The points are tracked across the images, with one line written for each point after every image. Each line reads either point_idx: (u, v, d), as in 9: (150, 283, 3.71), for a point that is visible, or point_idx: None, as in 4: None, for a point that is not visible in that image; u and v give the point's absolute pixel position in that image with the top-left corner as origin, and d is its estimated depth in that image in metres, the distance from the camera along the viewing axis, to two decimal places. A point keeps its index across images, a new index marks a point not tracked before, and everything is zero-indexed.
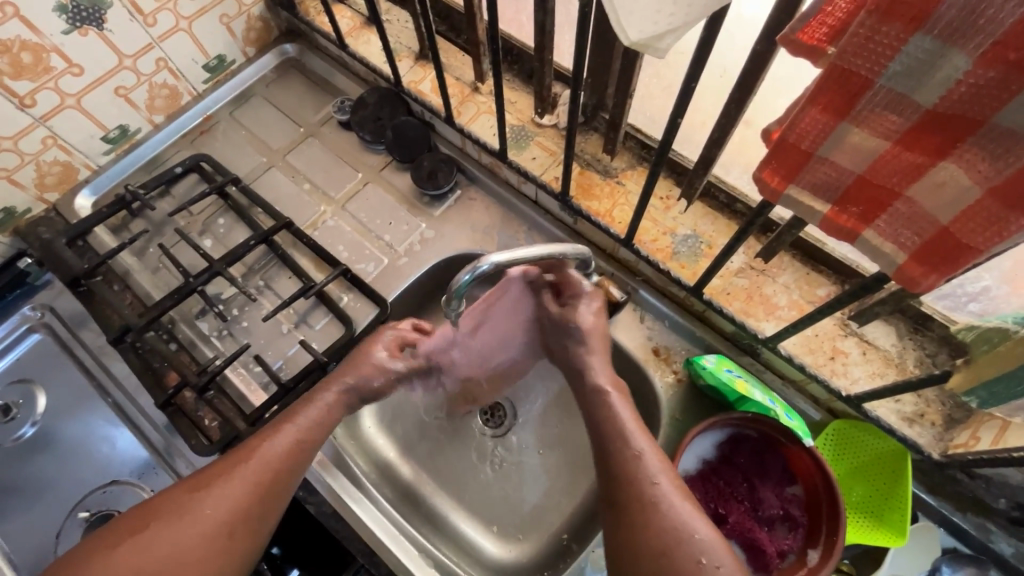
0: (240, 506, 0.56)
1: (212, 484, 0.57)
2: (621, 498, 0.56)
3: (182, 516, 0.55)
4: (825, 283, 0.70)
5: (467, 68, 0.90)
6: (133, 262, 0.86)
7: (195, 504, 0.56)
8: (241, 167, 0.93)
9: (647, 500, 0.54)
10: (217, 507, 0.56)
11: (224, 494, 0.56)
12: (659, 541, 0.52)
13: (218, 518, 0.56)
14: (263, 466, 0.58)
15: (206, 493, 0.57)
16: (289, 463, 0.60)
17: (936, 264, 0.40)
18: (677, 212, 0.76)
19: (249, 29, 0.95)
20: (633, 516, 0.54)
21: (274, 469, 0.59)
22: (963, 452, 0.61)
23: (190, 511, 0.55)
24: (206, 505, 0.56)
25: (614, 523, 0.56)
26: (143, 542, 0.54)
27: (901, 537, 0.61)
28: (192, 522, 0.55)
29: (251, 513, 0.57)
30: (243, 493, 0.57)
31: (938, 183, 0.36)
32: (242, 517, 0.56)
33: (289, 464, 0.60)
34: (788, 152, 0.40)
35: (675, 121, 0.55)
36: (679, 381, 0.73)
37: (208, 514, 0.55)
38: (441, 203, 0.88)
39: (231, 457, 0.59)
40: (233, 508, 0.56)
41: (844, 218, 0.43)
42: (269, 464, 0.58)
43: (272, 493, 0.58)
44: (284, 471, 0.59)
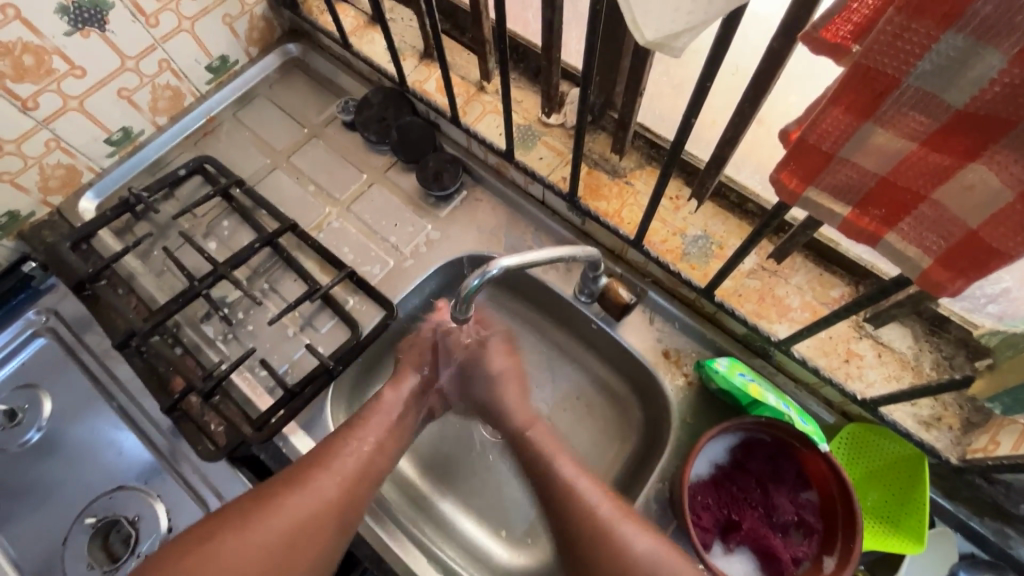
0: (309, 519, 0.57)
1: (282, 495, 0.57)
2: (577, 532, 0.58)
3: (251, 524, 0.55)
4: (839, 284, 0.69)
5: (472, 67, 0.89)
6: (137, 265, 0.86)
7: (264, 515, 0.56)
8: (245, 169, 0.92)
9: (597, 529, 0.58)
10: (287, 518, 0.56)
11: (294, 505, 0.57)
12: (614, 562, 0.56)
13: (286, 530, 0.56)
14: (333, 478, 0.59)
15: (277, 502, 0.57)
16: (358, 478, 0.60)
17: (962, 268, 0.39)
18: (687, 212, 0.74)
19: (252, 29, 0.94)
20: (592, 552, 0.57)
21: (344, 482, 0.59)
22: (981, 457, 0.60)
23: (269, 517, 0.56)
24: (276, 516, 0.56)
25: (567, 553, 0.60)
26: (208, 552, 0.53)
27: (920, 544, 0.59)
28: (262, 531, 0.55)
29: (318, 528, 0.57)
30: (312, 506, 0.57)
31: (967, 186, 0.35)
32: (309, 532, 0.56)
33: (356, 478, 0.60)
34: (808, 154, 0.39)
35: (688, 121, 0.54)
36: (689, 384, 0.72)
37: (277, 525, 0.55)
38: (447, 204, 0.87)
39: (302, 468, 0.60)
40: (305, 518, 0.57)
41: (865, 220, 0.41)
42: (340, 477, 0.59)
43: (339, 509, 0.58)
44: (352, 485, 0.60)
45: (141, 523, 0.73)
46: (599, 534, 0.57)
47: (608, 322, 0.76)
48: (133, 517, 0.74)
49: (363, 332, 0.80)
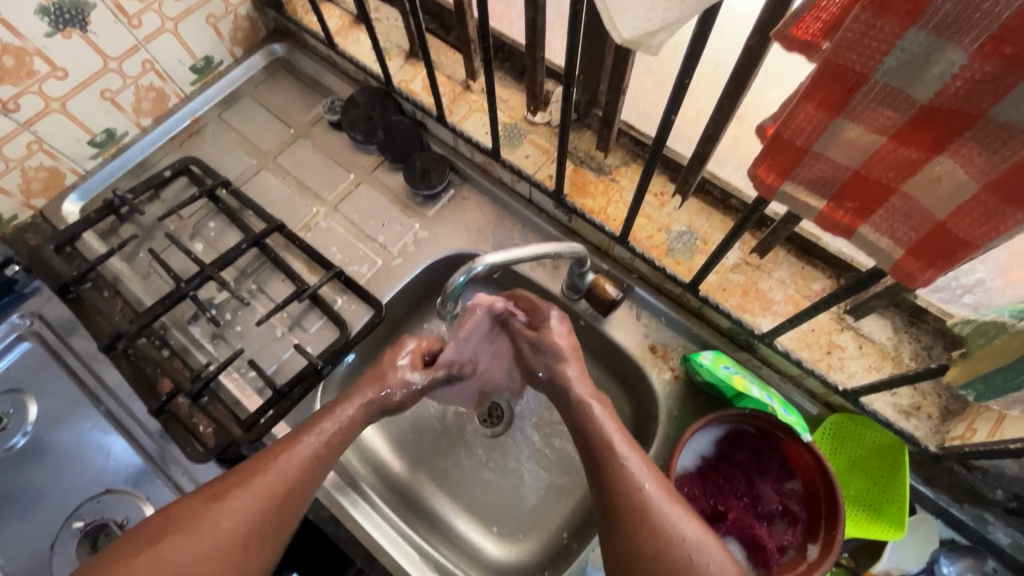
0: (259, 519, 0.55)
1: (231, 495, 0.56)
2: (618, 506, 0.54)
3: (200, 526, 0.54)
4: (820, 277, 0.70)
5: (458, 66, 0.89)
6: (123, 267, 0.85)
7: (214, 516, 0.54)
8: (231, 170, 0.92)
9: (640, 506, 0.54)
10: (236, 519, 0.54)
11: (244, 505, 0.55)
12: (654, 545, 0.52)
13: (236, 531, 0.54)
14: (283, 477, 0.57)
15: (225, 503, 0.55)
16: (310, 475, 0.59)
17: (933, 258, 0.40)
18: (671, 209, 0.75)
19: (237, 29, 0.94)
20: (631, 534, 0.53)
21: (295, 481, 0.58)
22: (959, 444, 0.61)
23: (213, 521, 0.54)
24: (224, 517, 0.54)
25: (609, 532, 0.55)
26: (157, 554, 0.52)
27: (899, 530, 0.61)
28: (211, 531, 0.54)
29: (269, 525, 0.56)
30: (262, 506, 0.56)
31: (934, 178, 0.36)
32: (260, 532, 0.55)
33: (307, 476, 0.58)
34: (784, 149, 0.40)
35: (669, 118, 0.55)
36: (676, 378, 0.73)
37: (226, 526, 0.54)
38: (435, 202, 0.87)
39: (252, 466, 0.58)
40: (254, 519, 0.55)
41: (840, 213, 0.42)
42: (290, 476, 0.57)
43: (292, 506, 0.57)
44: (304, 482, 0.58)
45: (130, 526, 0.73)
46: (642, 506, 0.54)
47: (595, 318, 0.77)
48: (122, 521, 0.73)
49: (352, 331, 0.80)
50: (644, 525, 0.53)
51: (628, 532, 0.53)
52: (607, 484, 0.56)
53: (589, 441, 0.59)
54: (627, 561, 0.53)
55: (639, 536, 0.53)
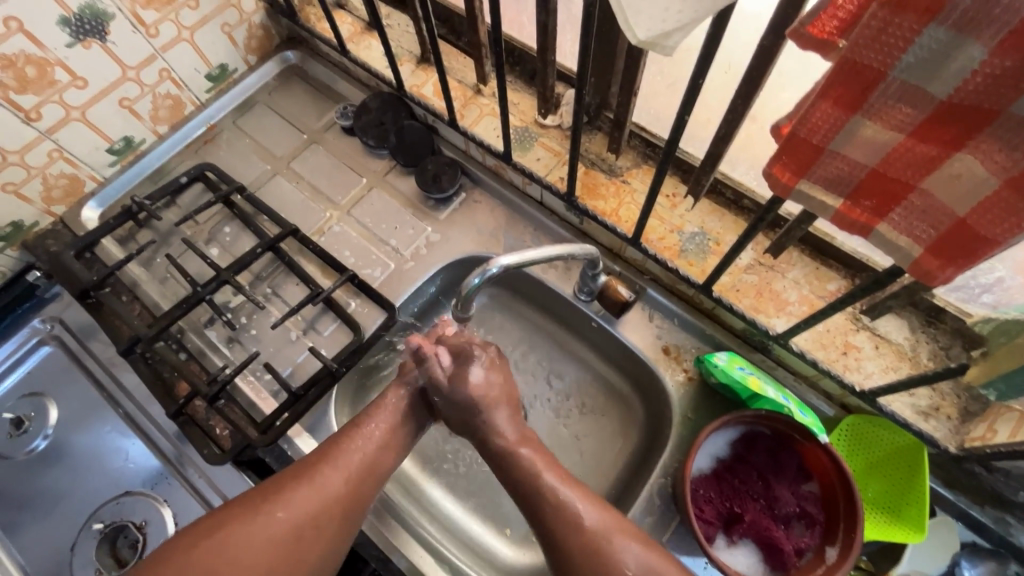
0: (315, 514, 0.56)
1: (283, 491, 0.57)
2: (568, 547, 0.54)
3: (257, 517, 0.55)
4: (836, 277, 0.70)
5: (469, 71, 0.90)
6: (140, 272, 0.87)
7: (270, 508, 0.55)
8: (246, 176, 0.94)
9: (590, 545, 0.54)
10: (292, 512, 0.55)
11: (300, 499, 0.56)
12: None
13: (292, 525, 0.55)
14: (339, 474, 0.59)
15: (280, 498, 0.56)
16: (364, 472, 0.60)
17: (954, 257, 0.39)
18: (683, 210, 0.75)
19: (251, 38, 0.95)
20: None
21: (351, 477, 0.59)
22: (980, 446, 0.60)
23: (267, 515, 0.55)
24: (280, 510, 0.55)
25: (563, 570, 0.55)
26: (214, 544, 0.53)
27: (920, 533, 0.60)
28: (266, 525, 0.55)
29: (324, 520, 0.57)
30: (316, 500, 0.57)
31: (954, 175, 0.36)
32: (315, 527, 0.56)
33: (361, 474, 0.60)
34: (799, 147, 0.40)
35: (682, 120, 0.55)
36: (689, 379, 0.73)
37: (282, 519, 0.55)
38: (446, 206, 0.88)
39: (308, 462, 0.59)
40: (308, 513, 0.56)
41: (857, 211, 0.42)
42: (345, 472, 0.59)
43: (345, 503, 0.58)
44: (358, 479, 0.59)
45: (148, 528, 0.74)
46: (592, 544, 0.54)
47: (608, 320, 0.77)
48: (140, 523, 0.74)
49: (366, 334, 0.80)
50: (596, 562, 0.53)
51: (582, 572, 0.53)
52: (553, 527, 0.55)
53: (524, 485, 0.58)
54: None
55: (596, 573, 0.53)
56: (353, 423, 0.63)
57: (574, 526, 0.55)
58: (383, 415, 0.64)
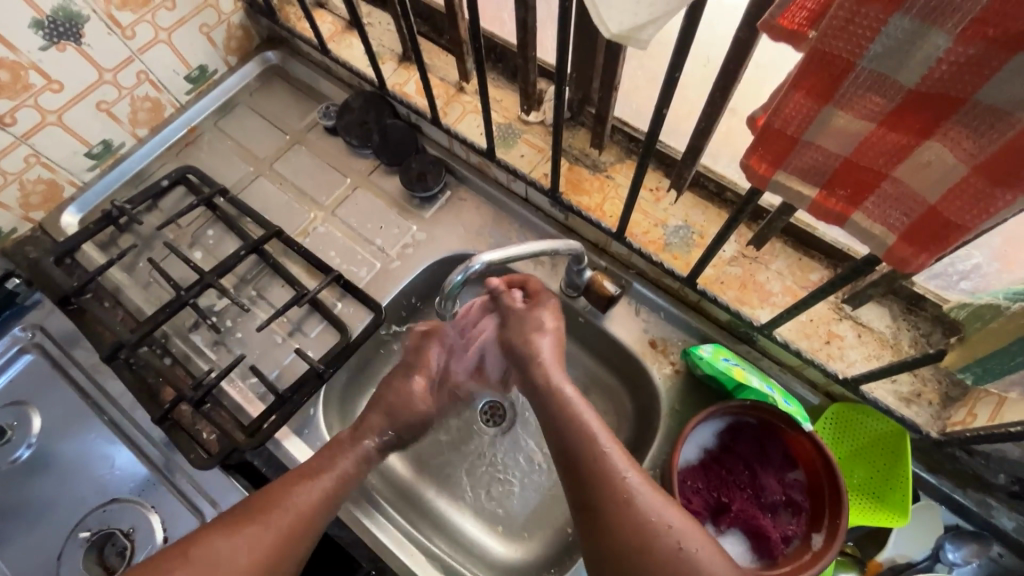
0: (276, 554, 0.55)
1: (246, 528, 0.55)
2: (597, 499, 0.54)
3: (215, 559, 0.53)
4: (818, 267, 0.71)
5: (451, 69, 0.90)
6: (123, 277, 0.86)
7: (230, 549, 0.53)
8: (228, 178, 0.93)
9: (623, 497, 0.53)
10: (254, 554, 0.54)
11: (260, 539, 0.55)
12: (640, 537, 0.52)
13: (252, 567, 0.53)
14: (300, 512, 0.57)
15: (242, 537, 0.54)
16: (324, 509, 0.59)
17: (926, 243, 0.40)
18: (667, 203, 0.76)
19: (230, 38, 0.95)
20: (625, 537, 0.52)
21: (310, 516, 0.58)
22: (960, 430, 0.61)
23: (227, 556, 0.53)
24: (240, 551, 0.54)
25: (592, 527, 0.54)
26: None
27: (904, 517, 0.62)
28: (228, 566, 0.53)
29: (284, 559, 0.55)
30: (280, 538, 0.55)
31: (924, 163, 0.36)
32: (276, 567, 0.55)
33: (320, 512, 0.58)
34: (775, 138, 0.40)
35: (661, 113, 0.55)
36: (676, 372, 0.73)
37: (244, 562, 0.53)
38: (431, 204, 0.88)
39: (265, 500, 0.57)
40: (271, 552, 0.55)
41: (832, 201, 0.43)
42: (305, 512, 0.57)
43: (305, 540, 0.57)
44: (318, 517, 0.58)
45: (136, 534, 0.73)
46: (626, 501, 0.53)
47: (594, 314, 0.77)
48: (127, 529, 0.73)
49: (353, 334, 0.80)
50: (626, 520, 0.52)
51: (612, 529, 0.52)
52: (587, 481, 0.55)
53: (566, 439, 0.59)
54: (619, 557, 0.52)
55: (625, 529, 0.52)
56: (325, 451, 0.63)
57: (608, 480, 0.55)
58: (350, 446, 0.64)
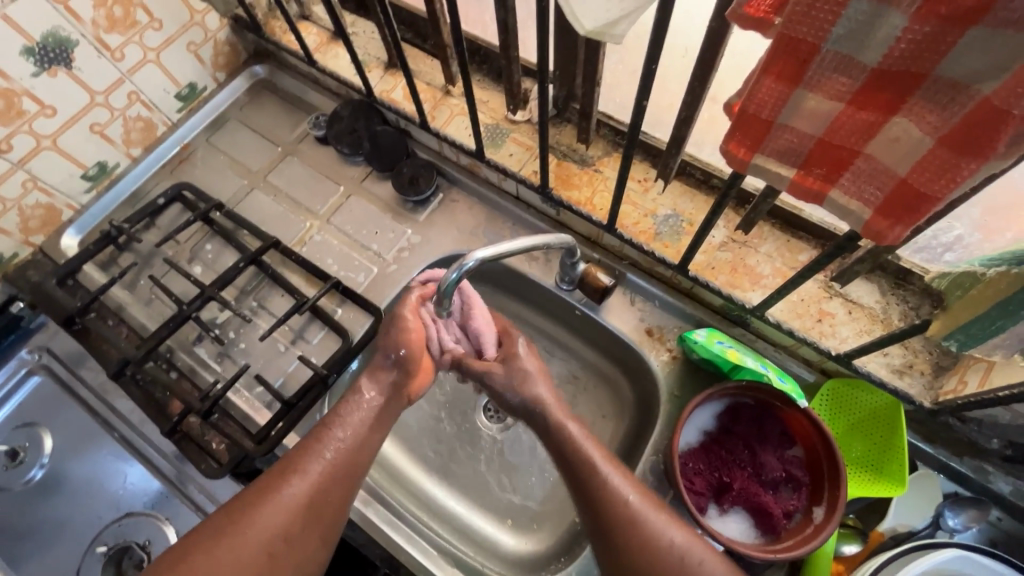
0: (282, 528, 0.55)
1: (250, 508, 0.55)
2: (609, 522, 0.55)
3: (226, 539, 0.54)
4: (806, 248, 0.72)
5: (436, 73, 0.91)
6: (125, 296, 0.87)
7: (239, 529, 0.54)
8: (223, 192, 0.94)
9: (631, 518, 0.54)
10: (260, 531, 0.54)
11: (266, 516, 0.55)
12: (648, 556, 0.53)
13: (261, 543, 0.54)
14: (305, 484, 0.57)
15: (248, 517, 0.55)
16: (333, 478, 0.58)
17: (900, 215, 0.41)
18: (655, 193, 0.77)
19: (218, 55, 0.96)
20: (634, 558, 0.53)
21: (317, 487, 0.57)
22: (952, 397, 0.62)
23: (234, 536, 0.54)
24: (248, 528, 0.54)
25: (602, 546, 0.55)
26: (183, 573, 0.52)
27: (900, 487, 0.62)
28: (236, 546, 0.53)
29: (295, 532, 0.55)
30: (284, 513, 0.55)
31: (893, 138, 0.37)
32: (286, 540, 0.55)
33: (329, 481, 0.58)
34: (751, 123, 0.42)
35: (641, 105, 0.56)
36: (674, 358, 0.75)
37: (253, 539, 0.54)
38: (425, 207, 0.89)
39: (269, 478, 0.57)
40: (279, 527, 0.55)
41: (809, 180, 0.44)
42: (310, 484, 0.57)
43: (314, 512, 0.57)
44: (324, 487, 0.57)
45: (152, 546, 0.74)
46: (631, 522, 0.54)
47: (590, 307, 0.79)
48: (144, 542, 0.75)
49: (354, 339, 0.81)
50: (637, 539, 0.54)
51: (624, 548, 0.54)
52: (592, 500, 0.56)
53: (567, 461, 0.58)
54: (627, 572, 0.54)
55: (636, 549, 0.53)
56: (330, 416, 0.62)
57: (621, 508, 0.55)
58: (356, 412, 0.61)
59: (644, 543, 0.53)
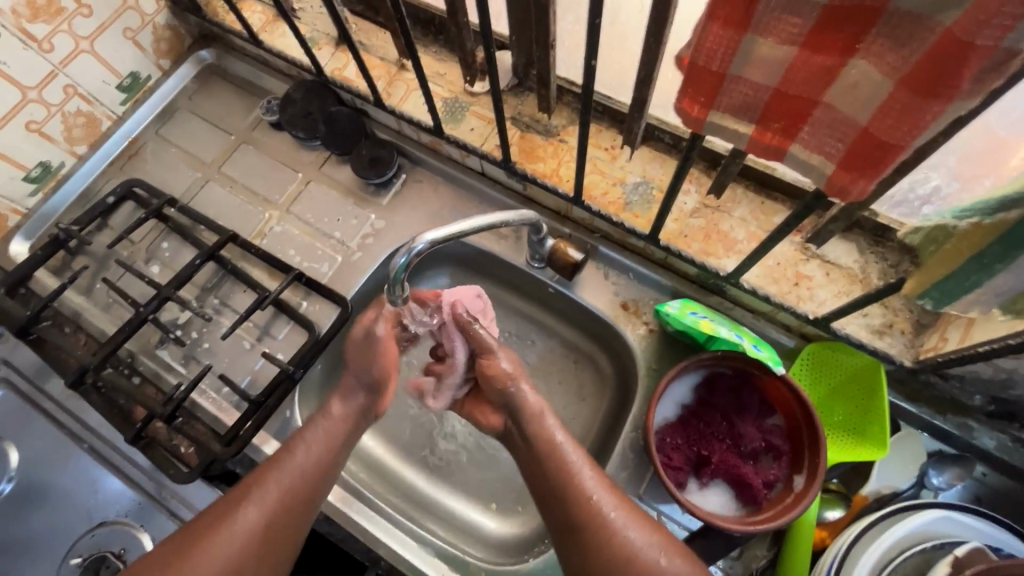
0: (240, 555, 0.52)
1: (206, 535, 0.53)
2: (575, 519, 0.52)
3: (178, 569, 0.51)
4: (780, 209, 0.69)
5: (390, 47, 0.87)
6: (81, 301, 0.84)
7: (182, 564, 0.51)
8: (177, 187, 0.90)
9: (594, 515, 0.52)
10: (216, 559, 0.52)
11: (220, 545, 0.52)
12: (611, 554, 0.51)
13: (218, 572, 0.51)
14: (265, 508, 0.55)
15: (205, 544, 0.52)
16: (293, 499, 0.56)
17: (864, 168, 0.38)
18: (623, 161, 0.74)
19: (158, 40, 0.91)
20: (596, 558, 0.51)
21: (275, 513, 0.55)
22: (933, 355, 0.60)
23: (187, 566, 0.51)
24: (203, 556, 0.52)
25: (566, 542, 0.53)
26: None
27: (881, 449, 0.60)
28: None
29: (247, 569, 0.53)
30: (244, 538, 0.53)
31: (852, 84, 0.34)
32: (244, 566, 0.52)
33: (292, 504, 0.56)
34: (702, 77, 0.38)
35: (592, 66, 0.52)
36: (650, 331, 0.73)
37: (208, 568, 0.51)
38: (387, 190, 0.86)
39: (226, 505, 0.55)
40: (237, 554, 0.52)
41: (768, 135, 0.41)
42: (272, 508, 0.55)
43: (274, 534, 0.54)
44: (287, 510, 0.55)
45: (127, 555, 0.73)
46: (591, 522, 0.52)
47: (562, 284, 0.76)
48: (119, 551, 0.73)
49: (321, 332, 0.78)
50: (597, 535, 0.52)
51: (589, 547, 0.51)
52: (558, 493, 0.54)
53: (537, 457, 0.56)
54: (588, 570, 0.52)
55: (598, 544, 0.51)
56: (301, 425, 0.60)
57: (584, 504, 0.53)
58: (318, 429, 0.59)
59: (597, 538, 0.51)
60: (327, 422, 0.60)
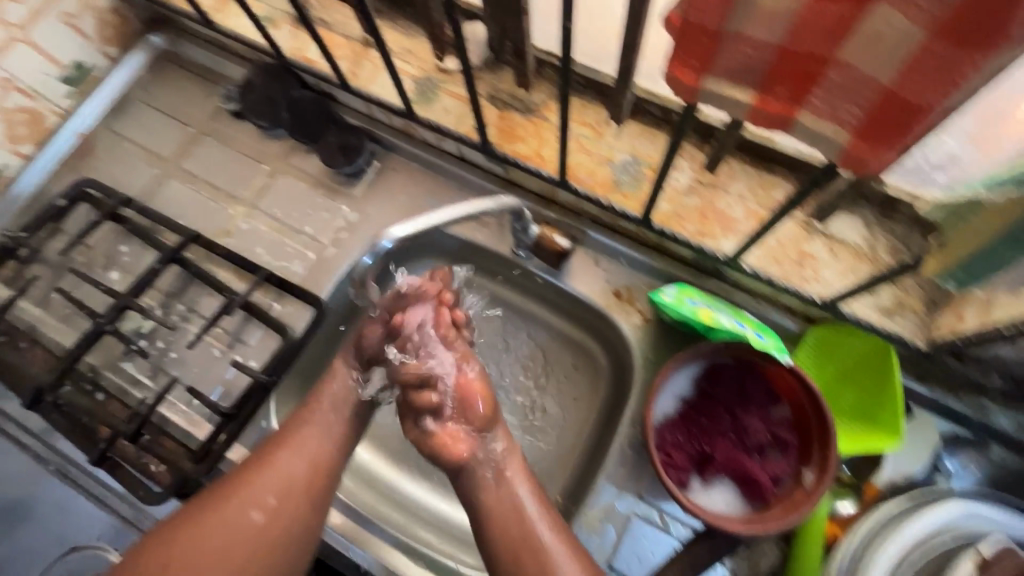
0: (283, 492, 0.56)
1: (251, 475, 0.57)
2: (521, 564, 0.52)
3: (229, 505, 0.55)
4: (782, 183, 0.64)
5: (352, 22, 0.80)
6: (38, 313, 0.78)
7: (181, 543, 0.53)
8: (134, 185, 0.84)
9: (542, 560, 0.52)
10: (263, 494, 0.56)
11: (264, 483, 0.56)
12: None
13: (264, 506, 0.55)
14: (302, 454, 0.58)
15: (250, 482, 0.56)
16: (325, 448, 0.59)
17: (885, 136, 0.34)
18: (610, 138, 0.69)
19: (103, 25, 0.83)
20: None
21: (310, 458, 0.58)
22: (948, 335, 0.57)
23: (236, 501, 0.55)
24: (249, 493, 0.56)
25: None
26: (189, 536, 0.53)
27: (896, 437, 0.56)
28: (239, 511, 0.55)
29: (293, 506, 0.56)
30: (285, 478, 0.57)
31: (872, 37, 0.29)
32: (286, 504, 0.56)
33: (325, 452, 0.59)
34: (694, 37, 0.33)
35: (570, 33, 0.47)
36: (645, 320, 0.68)
37: (255, 503, 0.55)
38: (359, 179, 0.80)
39: (266, 449, 0.59)
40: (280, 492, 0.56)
41: (772, 103, 0.36)
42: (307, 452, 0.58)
43: (313, 477, 0.58)
44: (320, 455, 0.58)
45: None
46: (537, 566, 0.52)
47: (550, 273, 0.71)
48: None
49: (295, 335, 0.73)
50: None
51: None
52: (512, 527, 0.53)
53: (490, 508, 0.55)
54: None
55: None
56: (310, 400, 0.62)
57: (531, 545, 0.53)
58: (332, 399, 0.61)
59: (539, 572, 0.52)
60: (333, 401, 0.61)
